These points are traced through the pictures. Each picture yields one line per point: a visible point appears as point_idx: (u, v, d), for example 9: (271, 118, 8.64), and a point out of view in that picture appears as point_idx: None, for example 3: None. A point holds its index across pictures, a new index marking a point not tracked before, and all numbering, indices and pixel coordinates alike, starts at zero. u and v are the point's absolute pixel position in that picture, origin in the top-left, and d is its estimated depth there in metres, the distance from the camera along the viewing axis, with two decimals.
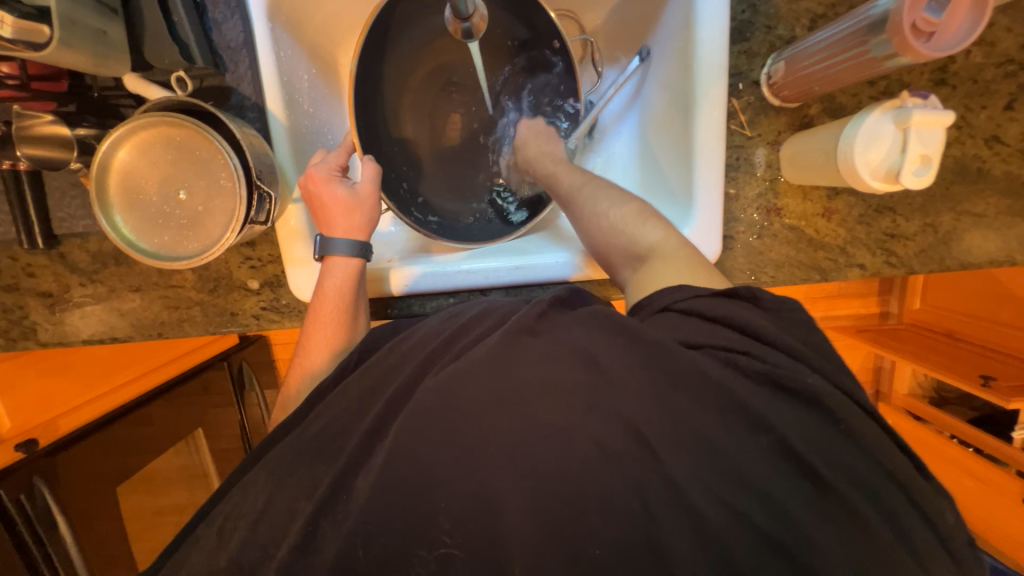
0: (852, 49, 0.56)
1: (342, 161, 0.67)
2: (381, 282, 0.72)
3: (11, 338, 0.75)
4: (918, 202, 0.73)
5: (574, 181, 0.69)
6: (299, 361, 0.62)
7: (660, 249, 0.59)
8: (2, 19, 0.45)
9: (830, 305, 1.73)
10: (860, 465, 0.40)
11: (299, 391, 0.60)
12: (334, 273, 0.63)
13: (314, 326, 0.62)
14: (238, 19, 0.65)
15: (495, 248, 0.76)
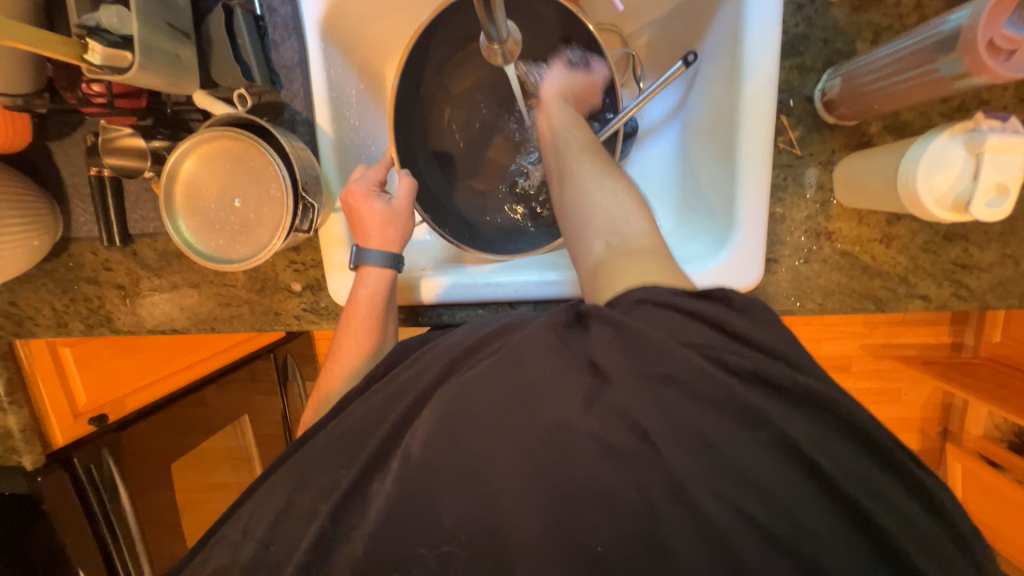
0: (918, 67, 0.51)
1: (380, 175, 0.70)
2: (412, 290, 0.74)
3: (89, 324, 0.84)
4: (996, 230, 0.66)
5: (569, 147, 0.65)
6: (330, 365, 0.65)
7: (642, 241, 0.55)
8: (92, 48, 0.52)
9: (893, 333, 1.59)
10: (897, 518, 0.38)
11: (329, 393, 0.63)
12: (366, 282, 0.66)
13: (345, 333, 0.65)
14: (295, 41, 0.69)
15: (526, 261, 0.76)
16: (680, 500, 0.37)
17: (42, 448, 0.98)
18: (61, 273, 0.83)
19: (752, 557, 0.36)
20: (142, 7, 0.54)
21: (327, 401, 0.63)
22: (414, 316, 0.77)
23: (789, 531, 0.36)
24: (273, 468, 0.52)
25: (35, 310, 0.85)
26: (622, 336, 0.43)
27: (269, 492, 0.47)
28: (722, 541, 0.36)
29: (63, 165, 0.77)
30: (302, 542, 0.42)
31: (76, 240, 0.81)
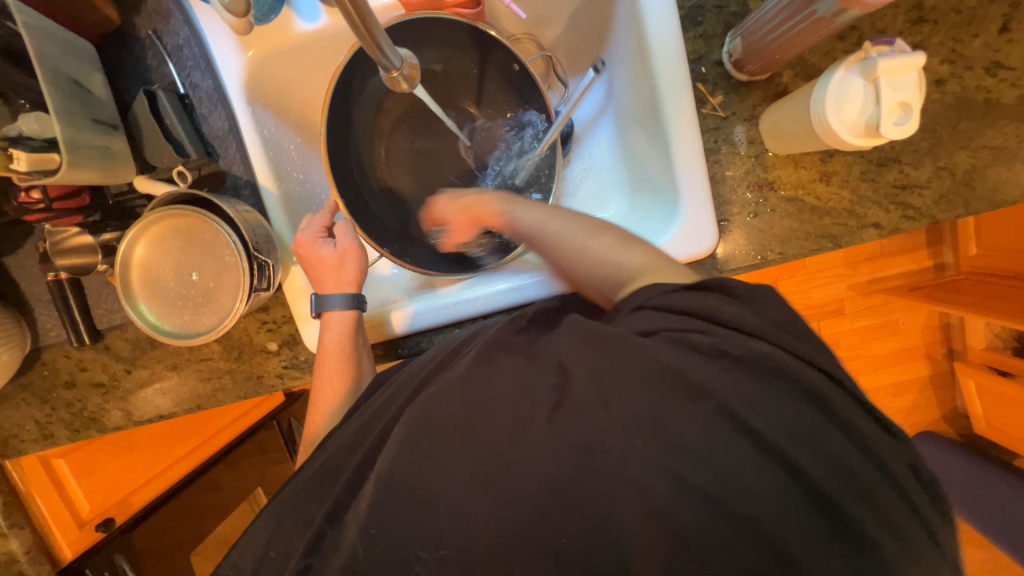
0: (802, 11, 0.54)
1: (325, 221, 0.71)
2: (385, 325, 0.74)
3: (75, 429, 0.83)
4: (926, 146, 0.68)
5: (533, 219, 0.60)
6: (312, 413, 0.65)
7: (648, 268, 0.51)
8: (16, 157, 0.54)
9: (876, 267, 1.61)
10: (866, 440, 0.39)
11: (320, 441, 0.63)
12: (333, 323, 0.67)
13: (320, 378, 0.65)
14: (222, 110, 0.71)
15: (490, 274, 0.77)
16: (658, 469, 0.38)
17: (52, 565, 0.95)
18: (38, 383, 0.82)
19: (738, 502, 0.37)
20: (63, 109, 0.56)
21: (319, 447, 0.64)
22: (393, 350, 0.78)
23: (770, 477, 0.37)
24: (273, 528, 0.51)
25: (18, 428, 0.83)
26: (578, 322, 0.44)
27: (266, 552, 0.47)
28: (702, 500, 0.37)
29: (21, 276, 0.78)
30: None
31: (46, 347, 0.81)
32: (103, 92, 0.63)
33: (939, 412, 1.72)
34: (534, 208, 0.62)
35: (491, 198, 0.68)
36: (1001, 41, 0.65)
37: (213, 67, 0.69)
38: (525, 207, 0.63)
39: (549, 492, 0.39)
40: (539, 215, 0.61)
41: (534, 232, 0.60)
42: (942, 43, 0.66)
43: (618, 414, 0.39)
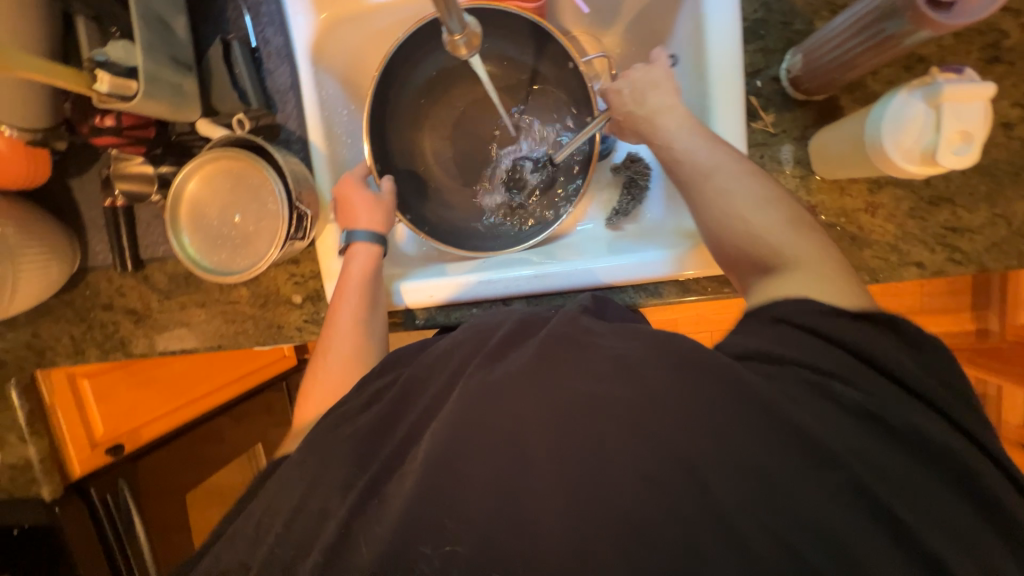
0: (869, 30, 0.53)
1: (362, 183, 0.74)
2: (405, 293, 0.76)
3: (105, 349, 0.88)
4: (983, 190, 0.66)
5: (700, 165, 0.60)
6: (326, 346, 0.66)
7: (772, 236, 0.54)
8: (101, 77, 0.57)
9: (913, 323, 1.54)
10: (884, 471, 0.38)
11: (333, 375, 0.63)
12: (356, 260, 0.72)
13: (341, 309, 0.68)
14: (287, 66, 0.74)
15: (515, 259, 0.78)
16: (667, 473, 0.37)
17: (60, 478, 1.00)
18: (79, 302, 0.87)
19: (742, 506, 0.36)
20: (148, 43, 0.60)
21: (330, 381, 0.63)
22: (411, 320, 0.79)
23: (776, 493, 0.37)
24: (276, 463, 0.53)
25: (54, 340, 0.89)
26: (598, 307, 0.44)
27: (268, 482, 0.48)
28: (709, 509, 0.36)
29: (81, 199, 0.83)
30: (302, 532, 0.43)
31: (92, 269, 0.86)
32: (184, 34, 0.67)
33: None
34: (696, 142, 0.61)
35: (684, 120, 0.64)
36: None
37: (286, 26, 0.73)
38: (687, 140, 0.62)
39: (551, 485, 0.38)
40: (710, 150, 0.60)
41: (699, 166, 0.59)
42: (1015, 85, 0.64)
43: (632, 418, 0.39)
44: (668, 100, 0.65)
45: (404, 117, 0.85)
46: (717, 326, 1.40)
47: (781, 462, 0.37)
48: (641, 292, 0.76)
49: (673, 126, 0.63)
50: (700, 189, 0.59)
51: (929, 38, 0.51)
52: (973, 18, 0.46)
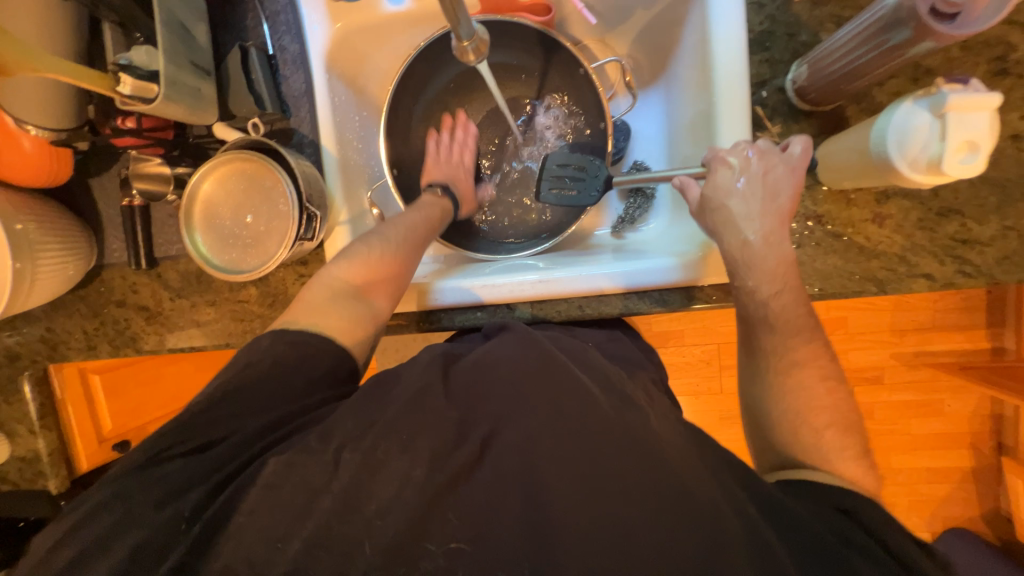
0: (873, 41, 0.54)
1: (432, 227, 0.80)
2: (421, 295, 0.77)
3: (117, 345, 0.90)
4: (993, 203, 0.65)
5: (777, 344, 0.59)
6: (390, 239, 0.70)
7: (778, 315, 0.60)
8: (123, 80, 0.60)
9: (925, 339, 1.51)
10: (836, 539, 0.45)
11: (392, 266, 0.68)
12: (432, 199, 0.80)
13: (417, 222, 0.74)
14: (301, 73, 0.76)
15: (521, 265, 0.80)
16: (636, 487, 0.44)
17: (67, 471, 1.00)
18: (94, 298, 0.89)
19: (705, 526, 0.43)
20: (170, 48, 0.62)
21: (386, 268, 0.68)
22: (417, 322, 0.80)
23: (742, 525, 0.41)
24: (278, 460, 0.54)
25: (68, 335, 0.91)
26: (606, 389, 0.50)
27: (268, 477, 0.49)
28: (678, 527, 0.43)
29: (100, 199, 0.86)
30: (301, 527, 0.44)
31: (107, 266, 0.88)
32: (204, 40, 0.69)
33: (977, 510, 1.57)
34: (771, 282, 0.60)
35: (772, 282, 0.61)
36: None
37: (302, 34, 0.76)
38: (764, 272, 0.61)
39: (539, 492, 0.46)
40: (780, 294, 0.60)
41: (766, 311, 0.60)
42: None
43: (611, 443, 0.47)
44: (753, 227, 0.62)
45: (414, 123, 0.86)
46: (724, 340, 1.38)
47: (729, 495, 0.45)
48: (648, 300, 0.75)
49: (752, 261, 0.61)
50: (759, 333, 0.61)
51: (934, 48, 0.52)
52: (972, 30, 0.46)
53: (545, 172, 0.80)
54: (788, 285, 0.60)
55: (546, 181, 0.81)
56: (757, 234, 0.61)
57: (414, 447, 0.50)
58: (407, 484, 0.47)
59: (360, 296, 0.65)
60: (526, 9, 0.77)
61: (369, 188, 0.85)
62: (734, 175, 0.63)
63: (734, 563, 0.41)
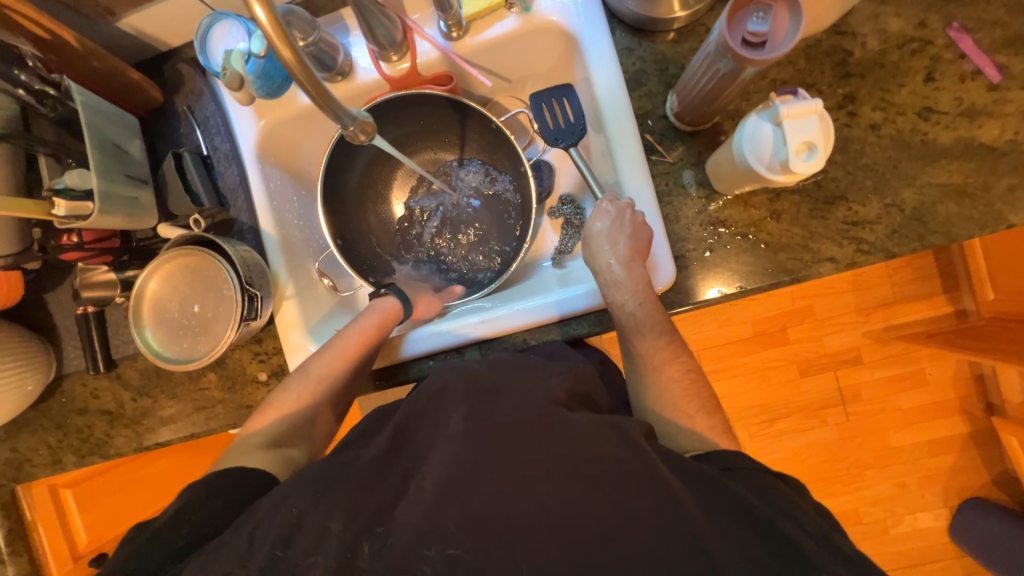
0: (710, 72, 0.62)
1: (373, 318, 0.80)
2: (395, 346, 0.82)
3: (82, 454, 0.89)
4: (870, 185, 0.72)
5: (658, 352, 0.71)
6: (317, 363, 0.76)
7: (641, 319, 0.71)
8: (58, 202, 0.63)
9: (889, 313, 1.56)
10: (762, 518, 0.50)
11: (309, 407, 0.75)
12: (386, 306, 0.81)
13: (345, 353, 0.76)
14: (234, 167, 0.83)
15: (472, 308, 0.85)
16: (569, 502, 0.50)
17: None
18: (55, 410, 0.90)
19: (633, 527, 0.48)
20: (102, 167, 0.67)
21: (303, 411, 0.75)
22: (395, 375, 0.84)
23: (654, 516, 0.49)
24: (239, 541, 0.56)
25: (32, 452, 0.90)
26: (535, 428, 0.56)
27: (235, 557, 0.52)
28: (609, 529, 0.49)
29: (56, 312, 0.89)
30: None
31: (68, 376, 0.90)
32: (138, 153, 0.75)
33: (986, 476, 1.55)
34: (635, 296, 0.71)
35: (626, 304, 0.72)
36: (928, 89, 0.71)
37: (231, 133, 0.82)
38: (628, 290, 0.71)
39: (488, 524, 0.50)
40: (643, 304, 0.71)
41: (635, 318, 0.72)
42: (871, 92, 0.72)
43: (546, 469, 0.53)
44: (616, 255, 0.72)
45: (351, 193, 0.93)
46: None
47: (656, 494, 0.50)
48: (585, 322, 0.79)
49: (619, 282, 0.72)
50: (633, 341, 0.73)
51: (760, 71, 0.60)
52: (774, 56, 0.55)
53: (540, 98, 0.80)
54: (648, 297, 0.71)
55: (547, 97, 0.80)
56: (616, 261, 0.71)
57: (368, 505, 0.53)
58: (364, 542, 0.50)
59: (276, 444, 0.71)
60: (430, 81, 0.83)
61: (315, 259, 0.90)
62: (605, 222, 0.72)
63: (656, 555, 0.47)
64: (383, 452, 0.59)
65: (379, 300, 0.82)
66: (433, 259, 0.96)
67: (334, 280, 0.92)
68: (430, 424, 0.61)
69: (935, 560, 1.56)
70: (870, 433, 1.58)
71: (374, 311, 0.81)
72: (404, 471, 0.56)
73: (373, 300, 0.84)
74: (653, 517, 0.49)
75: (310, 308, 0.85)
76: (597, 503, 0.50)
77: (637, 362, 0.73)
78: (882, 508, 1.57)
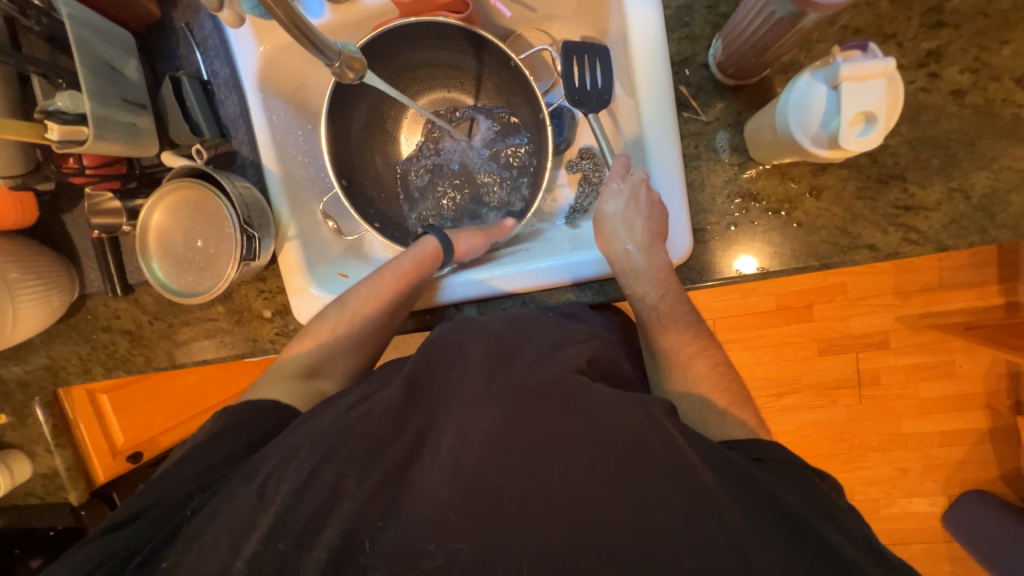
0: (762, 14, 0.53)
1: (413, 263, 0.76)
2: (437, 292, 0.78)
3: (107, 368, 0.95)
4: (936, 164, 0.62)
5: (676, 343, 0.69)
6: (354, 303, 0.74)
7: (662, 309, 0.69)
8: (50, 127, 0.62)
9: (932, 300, 1.44)
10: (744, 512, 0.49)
11: (343, 341, 0.74)
12: (425, 248, 0.77)
13: (383, 287, 0.74)
14: (235, 96, 0.79)
15: (499, 262, 0.80)
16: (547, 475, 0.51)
17: (85, 484, 1.09)
18: (81, 326, 0.95)
19: (607, 507, 0.49)
20: (94, 88, 0.65)
21: (337, 343, 0.74)
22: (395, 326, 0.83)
23: (635, 499, 0.49)
24: (243, 465, 0.61)
25: (65, 361, 0.96)
26: (521, 398, 0.56)
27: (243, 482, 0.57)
28: (584, 505, 0.49)
29: (75, 233, 0.91)
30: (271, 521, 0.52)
31: (91, 296, 0.94)
32: (135, 76, 0.72)
33: (996, 472, 1.51)
34: (656, 287, 0.68)
35: (645, 297, 0.69)
36: None
37: (230, 57, 0.78)
38: (649, 279, 0.68)
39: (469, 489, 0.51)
40: (665, 296, 0.68)
41: (656, 312, 0.69)
42: (963, 49, 0.60)
43: (529, 442, 0.53)
44: (633, 240, 0.67)
45: (359, 130, 0.87)
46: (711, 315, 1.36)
47: (636, 477, 0.50)
48: (588, 291, 0.75)
49: (638, 271, 0.68)
50: (654, 334, 0.70)
51: (822, 18, 0.51)
52: (843, 1, 0.47)
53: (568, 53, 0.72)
54: (670, 287, 0.68)
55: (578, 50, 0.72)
56: (636, 246, 0.67)
57: (356, 454, 0.55)
58: (351, 486, 0.53)
59: (310, 375, 0.73)
60: (445, 7, 0.75)
61: (319, 200, 0.88)
62: (618, 202, 0.68)
63: (627, 536, 0.47)
64: (372, 406, 0.60)
65: (425, 245, 0.78)
66: (441, 209, 0.91)
67: (338, 222, 0.90)
68: (424, 385, 0.61)
69: (922, 541, 1.58)
70: (882, 419, 1.53)
71: (415, 256, 0.76)
72: (393, 425, 0.57)
73: (420, 243, 0.79)
74: (629, 500, 0.49)
75: (312, 251, 0.83)
76: (574, 477, 0.51)
77: (657, 355, 0.70)
78: (878, 489, 1.56)
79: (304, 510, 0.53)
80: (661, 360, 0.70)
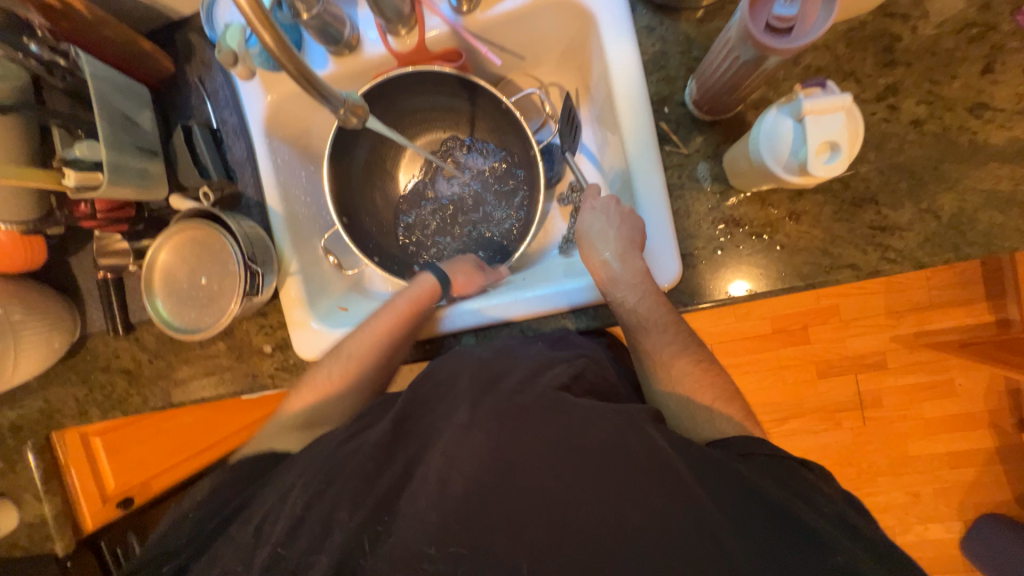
0: (729, 58, 0.59)
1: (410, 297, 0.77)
2: (435, 322, 0.80)
3: (103, 409, 0.95)
4: (904, 187, 0.66)
5: (667, 352, 0.70)
6: (354, 342, 0.75)
7: (641, 312, 0.69)
8: (67, 173, 0.66)
9: (923, 318, 1.47)
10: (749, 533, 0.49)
11: (343, 384, 0.74)
12: (422, 286, 0.78)
13: (381, 326, 0.75)
14: (242, 141, 0.83)
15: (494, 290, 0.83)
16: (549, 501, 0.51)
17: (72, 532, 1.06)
18: (80, 367, 0.95)
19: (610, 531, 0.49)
20: (111, 138, 0.69)
21: (338, 383, 0.74)
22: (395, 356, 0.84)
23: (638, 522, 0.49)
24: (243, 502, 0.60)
25: (61, 403, 0.95)
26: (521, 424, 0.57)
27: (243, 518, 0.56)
28: (586, 531, 0.49)
29: (80, 274, 0.93)
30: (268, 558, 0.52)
31: (91, 336, 0.94)
32: (149, 125, 0.77)
33: (1009, 493, 1.48)
34: (633, 291, 0.69)
35: (624, 301, 0.70)
36: (984, 83, 0.64)
37: (240, 107, 0.83)
38: (626, 284, 0.70)
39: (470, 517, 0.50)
40: (643, 299, 0.69)
41: (636, 316, 0.70)
42: (917, 84, 0.65)
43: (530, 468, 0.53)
44: (609, 248, 0.70)
45: (359, 170, 0.92)
46: None
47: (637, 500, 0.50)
48: (584, 317, 0.77)
49: (616, 278, 0.70)
50: (638, 337, 0.71)
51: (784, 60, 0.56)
52: (801, 44, 0.51)
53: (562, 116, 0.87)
54: (647, 291, 0.69)
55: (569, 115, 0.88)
56: (612, 254, 0.70)
57: (357, 485, 0.55)
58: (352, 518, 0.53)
59: (321, 400, 0.75)
60: (439, 57, 0.80)
61: (321, 237, 0.91)
62: (594, 216, 0.73)
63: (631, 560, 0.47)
64: (373, 437, 0.60)
65: (422, 280, 0.79)
66: (439, 243, 0.95)
67: (340, 258, 0.93)
68: (422, 413, 0.61)
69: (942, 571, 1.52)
70: (887, 441, 1.52)
71: (411, 290, 0.78)
72: (390, 455, 0.57)
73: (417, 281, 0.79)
74: (631, 524, 0.49)
75: (313, 286, 0.85)
76: (576, 503, 0.51)
77: (654, 377, 0.71)
78: (892, 516, 1.52)
79: (306, 543, 0.53)
80: (659, 383, 0.71)
